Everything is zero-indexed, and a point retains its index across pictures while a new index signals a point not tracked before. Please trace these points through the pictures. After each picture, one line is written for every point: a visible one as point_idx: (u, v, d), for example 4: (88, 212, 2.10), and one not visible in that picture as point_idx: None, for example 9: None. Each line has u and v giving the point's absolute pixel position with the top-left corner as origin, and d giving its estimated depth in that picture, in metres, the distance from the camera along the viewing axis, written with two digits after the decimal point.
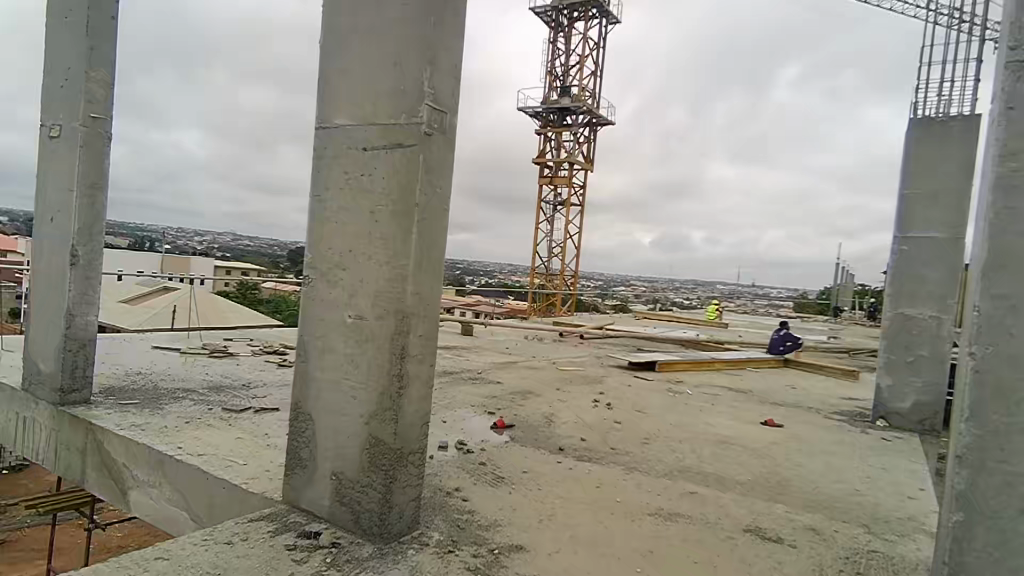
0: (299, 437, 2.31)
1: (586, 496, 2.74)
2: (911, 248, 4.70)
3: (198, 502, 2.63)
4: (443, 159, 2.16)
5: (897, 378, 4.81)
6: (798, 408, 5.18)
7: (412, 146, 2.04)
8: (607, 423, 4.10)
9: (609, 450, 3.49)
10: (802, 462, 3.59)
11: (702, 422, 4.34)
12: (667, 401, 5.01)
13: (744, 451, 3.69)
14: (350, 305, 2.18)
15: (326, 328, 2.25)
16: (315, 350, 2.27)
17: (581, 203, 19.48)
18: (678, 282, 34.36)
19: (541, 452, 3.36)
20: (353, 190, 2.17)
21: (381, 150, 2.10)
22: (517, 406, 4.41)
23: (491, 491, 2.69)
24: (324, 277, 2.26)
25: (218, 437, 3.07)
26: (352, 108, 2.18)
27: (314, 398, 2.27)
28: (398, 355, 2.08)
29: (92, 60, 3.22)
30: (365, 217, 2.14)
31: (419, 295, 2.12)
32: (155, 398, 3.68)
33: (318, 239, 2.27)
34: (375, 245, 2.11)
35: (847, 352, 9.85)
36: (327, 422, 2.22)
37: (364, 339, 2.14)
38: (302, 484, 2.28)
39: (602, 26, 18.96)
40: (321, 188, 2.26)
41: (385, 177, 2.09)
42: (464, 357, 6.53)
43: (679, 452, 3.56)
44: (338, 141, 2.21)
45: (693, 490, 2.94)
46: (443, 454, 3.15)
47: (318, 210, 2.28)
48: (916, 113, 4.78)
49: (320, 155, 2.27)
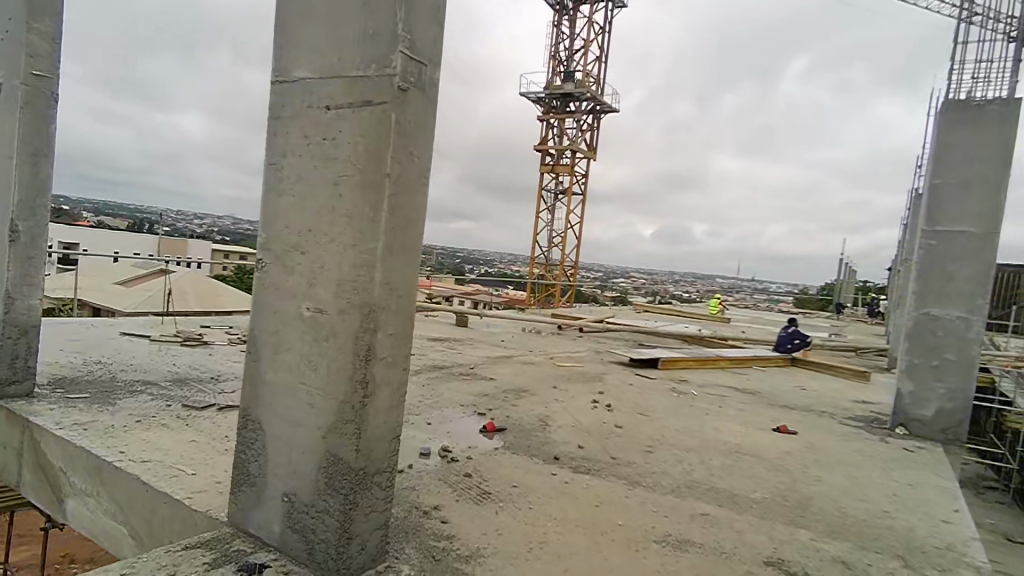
0: (247, 449, 1.96)
1: (581, 517, 2.40)
2: (941, 244, 4.35)
3: (139, 518, 2.31)
4: (421, 122, 1.80)
5: (919, 384, 4.42)
6: (811, 413, 4.83)
7: (383, 104, 1.67)
8: (606, 427, 3.76)
9: (609, 460, 3.15)
10: (822, 476, 3.26)
11: (710, 427, 4.00)
12: (670, 402, 4.67)
13: (757, 464, 3.35)
14: (308, 296, 1.82)
15: (281, 322, 1.89)
16: (267, 347, 1.91)
17: (583, 192, 19.03)
18: (680, 275, 34.02)
19: (532, 461, 3.02)
20: (316, 157, 1.80)
21: (347, 108, 1.73)
22: (509, 406, 4.07)
23: (475, 510, 2.35)
24: (279, 262, 1.89)
25: (169, 439, 2.73)
26: (315, 58, 1.81)
27: (265, 404, 1.91)
28: (363, 357, 1.72)
29: (33, 10, 2.83)
30: (328, 189, 1.77)
31: (390, 285, 1.77)
32: (109, 391, 3.33)
33: (273, 215, 1.91)
34: (338, 223, 1.75)
35: (854, 351, 9.50)
36: (280, 434, 1.87)
37: (323, 337, 1.78)
38: (249, 505, 1.95)
39: (608, 10, 18.43)
40: (278, 154, 1.90)
41: (351, 142, 1.72)
42: (456, 349, 6.18)
43: (686, 463, 3.23)
44: (298, 98, 1.85)
45: (704, 510, 2.60)
46: (423, 464, 2.80)
47: (274, 179, 1.91)
48: (950, 97, 4.42)
49: (277, 115, 1.90)
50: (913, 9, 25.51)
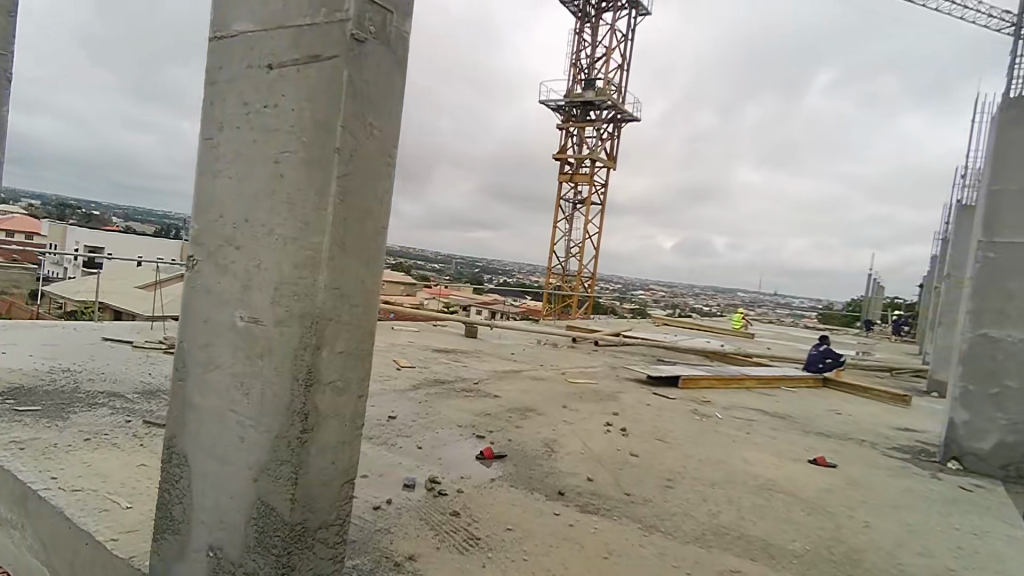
0: (172, 488, 1.60)
1: (586, 573, 1.99)
2: (1000, 257, 3.87)
3: (60, 559, 1.94)
4: (385, 87, 1.46)
5: (975, 413, 3.93)
6: (850, 442, 4.34)
7: (333, 60, 1.34)
8: (620, 455, 3.34)
9: (622, 497, 2.73)
10: (871, 522, 2.80)
11: (738, 458, 3.55)
12: (693, 427, 4.22)
13: (793, 504, 2.91)
14: (243, 302, 1.46)
15: (211, 334, 1.53)
16: (196, 363, 1.55)
17: (603, 202, 18.61)
18: (701, 288, 33.37)
19: (533, 497, 2.61)
20: (254, 128, 1.46)
21: (292, 66, 1.39)
22: (513, 429, 3.66)
23: (458, 563, 1.95)
24: (212, 259, 1.54)
25: (114, 463, 2.36)
26: (257, 5, 1.47)
27: (192, 433, 1.55)
28: (303, 382, 1.36)
29: None
30: (269, 169, 1.43)
31: (341, 291, 1.41)
32: (65, 404, 3.00)
33: (207, 201, 1.56)
34: (278, 210, 1.40)
35: (889, 371, 8.92)
36: (207, 471, 1.51)
37: (258, 354, 1.42)
38: (171, 557, 1.58)
39: (631, 18, 18.09)
40: (214, 127, 1.55)
41: (295, 108, 1.39)
42: (462, 363, 5.80)
43: (712, 503, 2.80)
44: (236, 56, 1.50)
45: (733, 566, 2.18)
46: (404, 499, 2.41)
47: (208, 158, 1.56)
48: (1011, 94, 3.98)
49: (213, 80, 1.56)
50: (948, 19, 24.74)
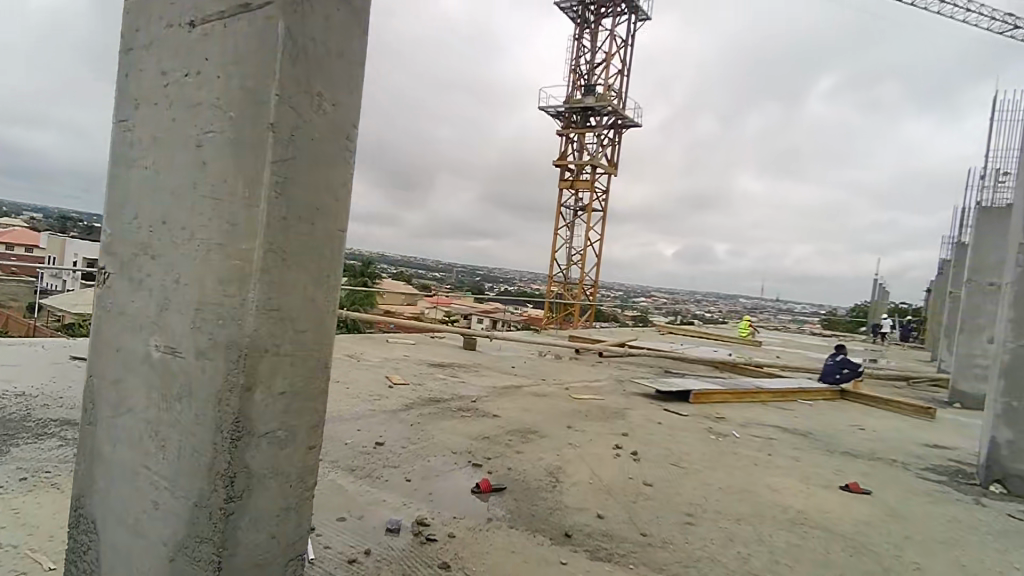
0: (80, 559, 1.27)
1: None
2: None
3: None
4: (339, 46, 1.13)
5: (1020, 432, 3.56)
6: (880, 463, 3.99)
7: (268, 8, 1.02)
8: (632, 486, 2.99)
9: (638, 539, 2.39)
10: (922, 564, 2.45)
11: (763, 486, 3.20)
12: (709, 449, 3.87)
13: (831, 543, 2.55)
14: (158, 329, 1.12)
15: (123, 368, 1.18)
16: (106, 406, 1.21)
17: (604, 209, 18.29)
18: (704, 295, 32.99)
19: (535, 542, 2.26)
20: (174, 104, 1.12)
21: (217, 19, 1.06)
22: (512, 455, 3.32)
23: None
24: (124, 273, 1.19)
25: (46, 511, 2.02)
26: None
27: (102, 495, 1.21)
28: (229, 435, 1.04)
29: None
30: (189, 155, 1.10)
31: (281, 313, 1.09)
32: (9, 435, 2.66)
33: (119, 200, 1.21)
34: (199, 209, 1.07)
35: (906, 380, 8.54)
36: (118, 543, 1.18)
37: (176, 396, 1.09)
38: None
39: (631, 23, 17.84)
40: (130, 106, 1.21)
41: (220, 74, 1.06)
42: (460, 379, 5.45)
43: (740, 543, 2.45)
44: (154, 13, 1.17)
45: None
46: (385, 548, 2.07)
47: (122, 144, 1.21)
48: None
49: (129, 46, 1.22)
50: (949, 23, 24.49)
